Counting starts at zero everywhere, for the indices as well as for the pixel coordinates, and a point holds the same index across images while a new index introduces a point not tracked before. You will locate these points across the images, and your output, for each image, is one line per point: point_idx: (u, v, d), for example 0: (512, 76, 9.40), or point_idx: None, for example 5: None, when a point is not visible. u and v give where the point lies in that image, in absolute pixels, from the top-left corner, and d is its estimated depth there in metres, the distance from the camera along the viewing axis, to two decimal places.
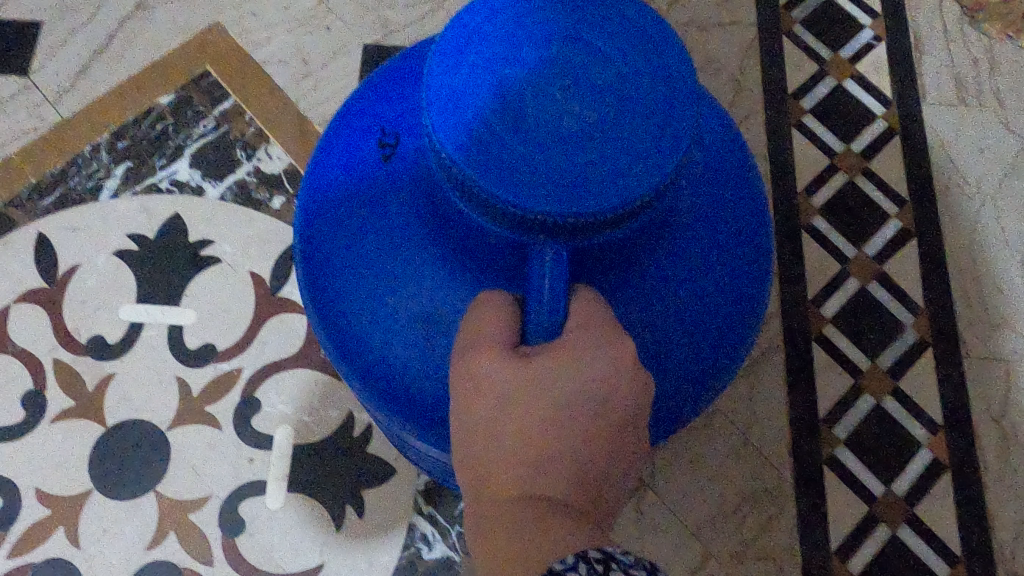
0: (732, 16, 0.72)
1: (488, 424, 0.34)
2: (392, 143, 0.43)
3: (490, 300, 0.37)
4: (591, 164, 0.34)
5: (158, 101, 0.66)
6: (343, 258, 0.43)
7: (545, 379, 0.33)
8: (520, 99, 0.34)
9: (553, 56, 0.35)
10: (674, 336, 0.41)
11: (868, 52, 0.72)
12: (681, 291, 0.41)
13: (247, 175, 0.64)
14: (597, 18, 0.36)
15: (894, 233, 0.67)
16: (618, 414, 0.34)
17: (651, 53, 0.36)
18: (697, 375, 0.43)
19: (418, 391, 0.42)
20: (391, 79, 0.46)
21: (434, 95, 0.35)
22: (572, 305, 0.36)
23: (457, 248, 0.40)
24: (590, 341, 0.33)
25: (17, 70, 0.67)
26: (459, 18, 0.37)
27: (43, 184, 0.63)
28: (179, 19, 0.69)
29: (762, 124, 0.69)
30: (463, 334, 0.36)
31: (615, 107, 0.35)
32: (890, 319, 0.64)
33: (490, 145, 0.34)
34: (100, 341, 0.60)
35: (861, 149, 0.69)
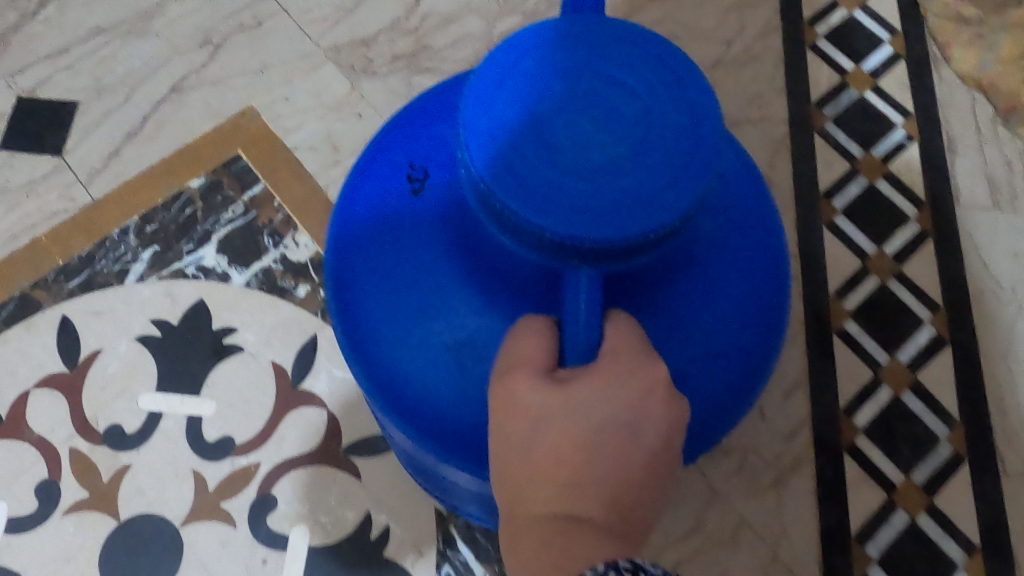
0: (762, 114, 0.72)
1: (522, 446, 0.34)
2: (422, 177, 0.43)
3: (527, 323, 0.37)
4: (626, 192, 0.34)
5: (188, 185, 0.66)
6: (375, 289, 0.42)
7: (581, 402, 0.33)
8: (555, 134, 0.35)
9: (581, 90, 0.35)
10: (697, 365, 0.41)
11: (899, 152, 0.72)
12: (705, 320, 0.41)
13: (273, 262, 0.64)
14: (622, 53, 0.36)
15: (927, 340, 0.65)
16: (651, 439, 0.34)
17: (674, 86, 0.36)
18: (722, 401, 0.43)
19: (448, 418, 0.41)
20: (415, 117, 0.46)
21: (471, 128, 0.35)
22: (606, 330, 0.36)
23: (490, 276, 0.39)
24: (626, 366, 0.34)
25: (51, 149, 0.67)
26: (491, 58, 0.37)
27: (71, 266, 0.63)
28: (214, 103, 0.70)
29: (793, 223, 0.68)
30: (502, 358, 0.37)
31: (644, 137, 0.35)
32: (923, 430, 0.63)
33: (524, 176, 0.34)
34: (117, 431, 0.59)
35: (893, 251, 0.68)
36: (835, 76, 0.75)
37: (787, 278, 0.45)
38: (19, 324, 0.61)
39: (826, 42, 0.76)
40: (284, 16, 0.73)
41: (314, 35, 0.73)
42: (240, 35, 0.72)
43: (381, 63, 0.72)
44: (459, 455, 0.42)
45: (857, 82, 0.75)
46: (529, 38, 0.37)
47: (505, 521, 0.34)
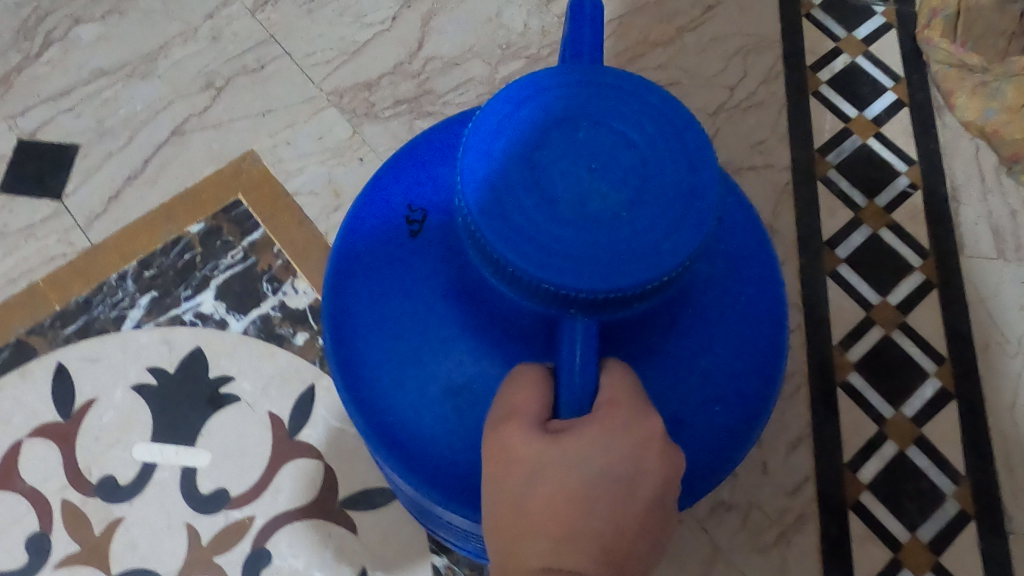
0: (765, 160, 0.72)
1: (514, 499, 0.32)
2: (420, 220, 0.42)
3: (522, 373, 0.37)
4: (622, 243, 0.34)
5: (187, 229, 0.66)
6: (373, 331, 0.42)
7: (574, 454, 0.32)
8: (552, 183, 0.35)
9: (580, 139, 0.35)
10: (693, 410, 0.41)
11: (903, 200, 0.72)
12: (701, 365, 0.41)
13: (271, 309, 0.63)
14: (620, 103, 0.37)
15: (932, 393, 0.64)
16: (647, 495, 0.32)
17: (671, 137, 0.36)
18: (719, 446, 0.42)
19: (444, 462, 0.41)
20: (414, 153, 0.46)
21: (469, 176, 0.35)
22: (602, 380, 0.36)
23: (488, 321, 0.39)
24: (621, 419, 0.33)
25: (51, 192, 0.67)
26: (491, 104, 0.37)
27: (68, 311, 0.63)
28: (216, 146, 0.69)
29: (797, 272, 0.68)
30: (496, 409, 0.36)
31: (642, 187, 0.35)
32: (930, 487, 0.62)
33: (522, 226, 0.34)
34: (110, 482, 0.58)
35: (898, 302, 0.67)
36: (839, 122, 0.75)
37: (784, 324, 0.44)
38: (14, 371, 0.61)
39: (829, 88, 0.76)
40: (288, 59, 0.73)
41: (317, 79, 0.73)
42: (243, 78, 0.72)
43: (383, 107, 0.71)
44: (455, 499, 0.42)
45: (861, 129, 0.75)
46: (529, 86, 0.37)
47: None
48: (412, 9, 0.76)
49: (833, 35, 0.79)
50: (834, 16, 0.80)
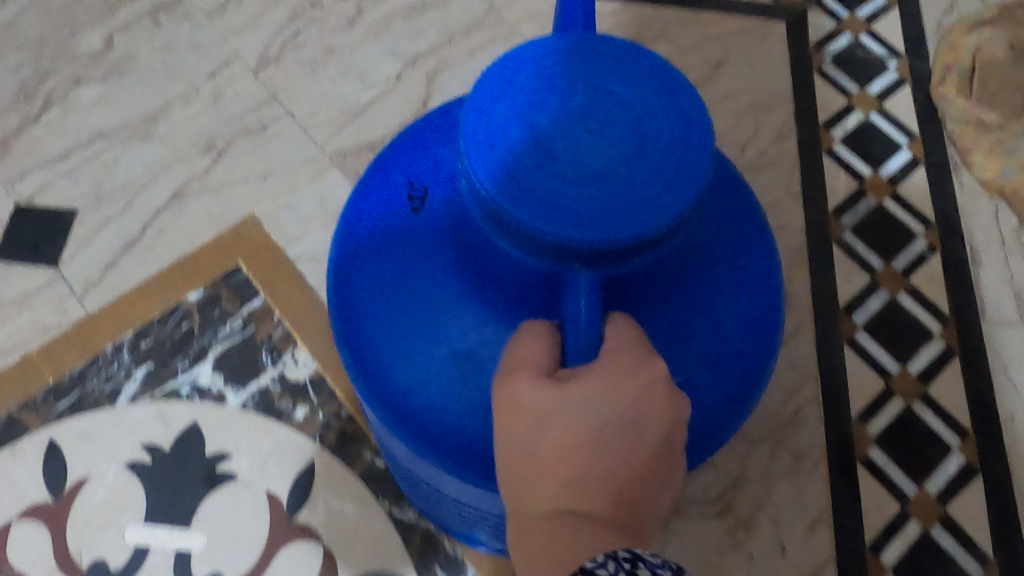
0: (778, 222, 0.70)
1: (525, 447, 0.34)
2: (421, 196, 0.42)
3: (527, 327, 0.37)
4: (624, 196, 0.34)
5: (185, 297, 0.64)
6: (377, 305, 0.42)
7: (582, 400, 0.33)
8: (552, 142, 0.35)
9: (578, 103, 0.36)
10: (698, 372, 0.40)
11: (921, 264, 0.70)
12: (704, 328, 0.41)
13: (270, 381, 0.62)
14: (613, 69, 0.37)
15: (957, 468, 0.62)
16: (652, 436, 0.34)
17: (665, 98, 0.37)
18: (723, 414, 0.41)
19: (448, 432, 0.40)
20: (413, 135, 0.46)
21: (471, 139, 0.36)
22: (606, 331, 0.36)
23: (492, 286, 0.39)
24: (627, 363, 0.34)
25: (46, 260, 0.65)
26: (490, 71, 0.37)
27: (61, 385, 0.61)
28: (215, 210, 0.68)
29: (814, 339, 0.66)
30: (503, 361, 0.36)
31: (639, 144, 0.35)
32: (956, 570, 0.59)
33: (525, 181, 0.34)
34: (101, 566, 0.56)
35: (918, 371, 0.65)
36: (853, 181, 0.73)
37: (779, 283, 0.43)
38: (5, 447, 0.59)
39: (843, 145, 0.75)
40: (289, 119, 0.72)
41: (319, 139, 0.72)
42: (244, 140, 0.71)
43: None
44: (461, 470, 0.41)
45: (876, 189, 0.73)
46: (525, 55, 0.37)
47: (513, 518, 0.35)
48: (417, 68, 0.76)
49: (846, 90, 0.78)
50: (847, 72, 0.79)
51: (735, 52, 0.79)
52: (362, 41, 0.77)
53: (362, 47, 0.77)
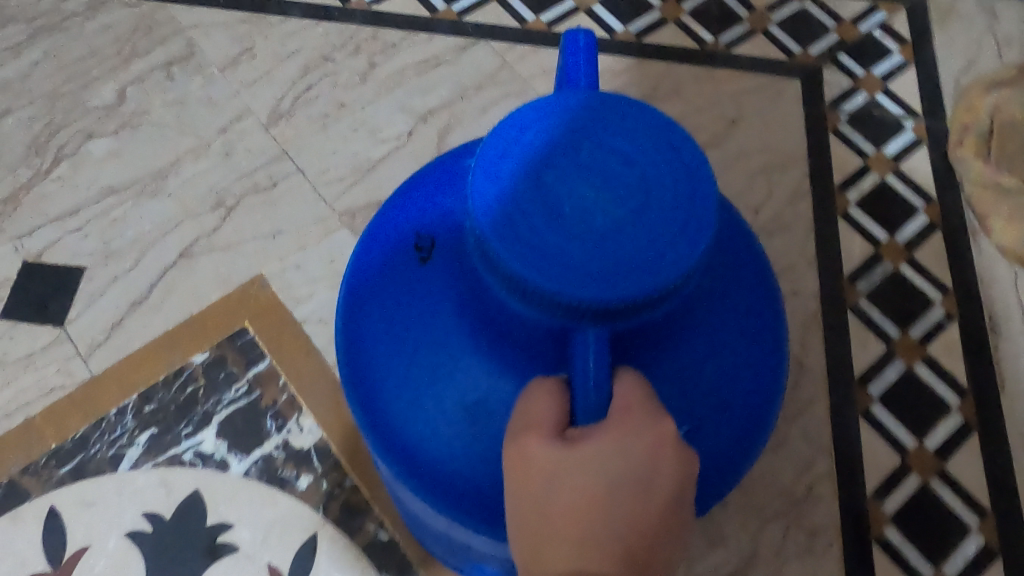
0: (792, 287, 0.69)
1: (539, 505, 0.32)
2: (429, 246, 0.42)
3: (538, 384, 0.37)
4: (630, 254, 0.34)
5: (191, 359, 0.64)
6: (386, 357, 0.42)
7: (594, 456, 0.32)
8: (560, 202, 0.35)
9: (584, 160, 0.35)
10: (707, 419, 0.41)
11: (938, 333, 0.68)
12: (713, 377, 0.41)
13: (274, 448, 0.61)
14: (618, 124, 0.37)
15: (975, 549, 0.61)
16: (664, 493, 0.32)
17: (668, 153, 0.36)
18: (731, 459, 0.42)
19: (461, 482, 0.41)
20: (417, 184, 0.46)
21: (479, 195, 0.36)
22: (616, 389, 0.36)
23: (501, 338, 0.40)
24: (635, 421, 0.33)
25: (52, 319, 0.65)
26: (496, 130, 0.37)
27: (63, 450, 0.60)
28: (223, 269, 0.68)
29: (828, 411, 0.65)
30: (514, 420, 0.36)
31: (644, 203, 0.35)
32: None
33: (533, 242, 0.35)
34: None
35: (935, 447, 0.64)
36: (869, 246, 0.72)
37: (783, 325, 0.44)
38: (5, 514, 0.59)
39: (858, 209, 0.74)
40: (300, 176, 0.72)
41: (328, 197, 0.71)
42: (254, 197, 0.71)
43: None
44: (476, 518, 0.41)
45: (892, 254, 0.72)
46: (528, 114, 0.37)
47: None
48: (429, 124, 0.75)
49: (861, 150, 0.77)
50: (863, 132, 0.78)
51: (749, 110, 0.78)
52: (374, 96, 0.77)
53: (374, 102, 0.76)
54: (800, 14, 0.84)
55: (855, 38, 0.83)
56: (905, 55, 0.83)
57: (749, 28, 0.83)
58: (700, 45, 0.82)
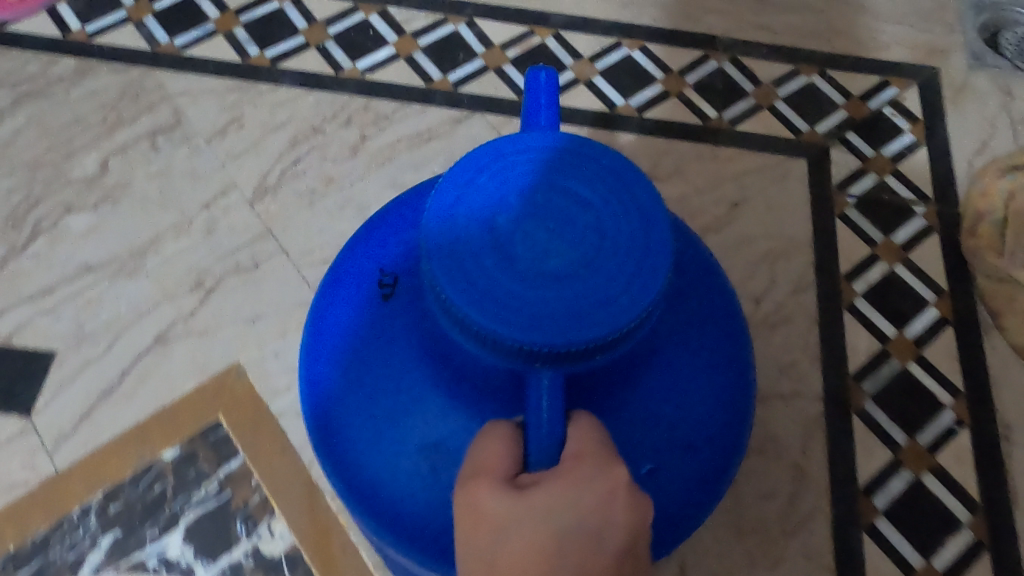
0: (794, 386, 0.66)
1: (487, 553, 0.35)
2: (392, 284, 0.48)
3: (491, 430, 0.41)
4: (583, 296, 0.38)
5: (160, 455, 0.61)
6: (356, 391, 0.48)
7: (542, 505, 0.36)
8: (515, 246, 0.39)
9: (537, 206, 0.40)
10: (667, 458, 0.46)
11: (948, 439, 0.65)
12: (664, 415, 0.46)
13: (242, 555, 0.59)
14: (572, 169, 0.41)
15: None
16: (616, 538, 0.35)
17: (623, 198, 0.41)
18: (691, 489, 0.47)
19: (423, 513, 0.46)
20: (389, 222, 0.52)
21: (435, 240, 0.39)
22: (570, 432, 0.40)
23: (457, 380, 0.45)
24: (585, 471, 0.37)
25: (19, 408, 0.63)
26: (452, 174, 0.41)
27: (21, 552, 0.59)
28: (200, 356, 0.65)
29: (829, 525, 0.62)
30: (467, 464, 0.40)
31: (597, 248, 0.39)
32: None
33: (487, 286, 0.38)
34: None
35: (944, 567, 0.61)
36: (876, 342, 0.69)
37: (741, 359, 0.49)
38: None
39: (865, 301, 0.70)
40: (283, 257, 0.69)
41: (312, 280, 0.69)
42: (234, 278, 0.68)
43: None
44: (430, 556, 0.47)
45: (900, 351, 0.68)
46: (484, 160, 0.41)
47: None
48: None
49: (869, 237, 0.74)
50: (871, 217, 0.75)
51: (753, 192, 0.75)
52: (365, 170, 0.74)
53: (363, 177, 0.74)
54: (806, 89, 0.82)
55: (864, 115, 0.81)
56: (916, 134, 0.80)
57: (755, 103, 0.81)
58: (703, 121, 0.79)
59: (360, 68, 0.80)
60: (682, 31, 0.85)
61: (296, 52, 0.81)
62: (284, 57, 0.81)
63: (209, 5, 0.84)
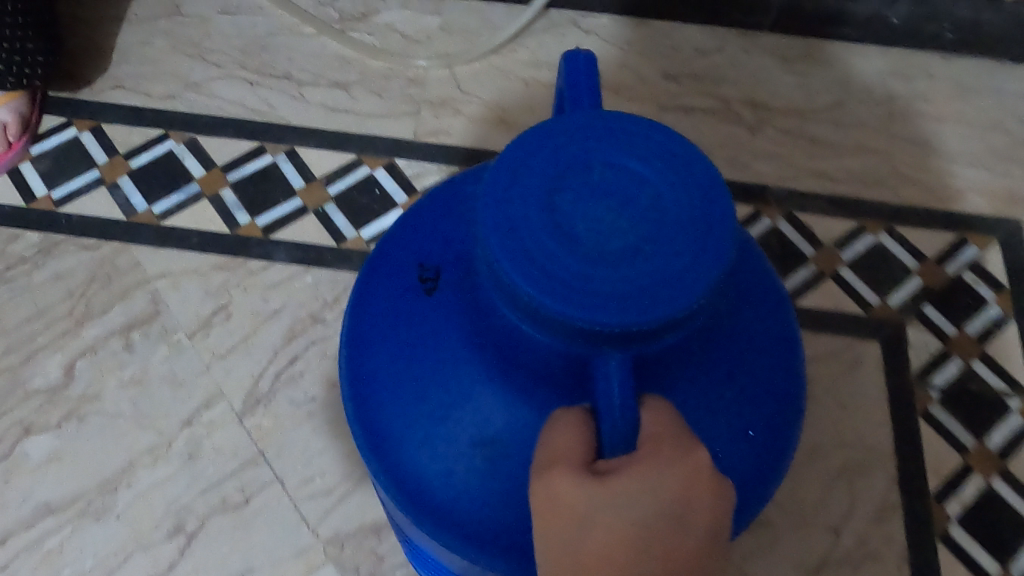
0: None
1: (567, 549, 0.32)
2: (434, 276, 0.43)
3: (563, 416, 0.37)
4: (654, 273, 0.34)
5: None
6: (396, 389, 0.43)
7: (624, 494, 0.32)
8: (575, 224, 0.35)
9: (597, 184, 0.36)
10: (735, 442, 0.41)
11: None
12: (735, 397, 0.41)
13: None
14: (626, 142, 0.37)
15: None
16: (700, 529, 0.32)
17: (684, 170, 0.37)
18: (757, 477, 0.42)
19: (478, 521, 0.41)
20: (424, 211, 0.46)
21: (492, 223, 0.35)
22: (643, 415, 0.35)
23: (513, 370, 0.39)
24: (667, 455, 0.33)
25: None
26: (503, 154, 0.37)
27: None
28: None
29: None
30: (540, 454, 0.36)
31: (660, 224, 0.35)
32: None
33: (552, 267, 0.34)
34: None
35: None
36: None
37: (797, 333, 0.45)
38: None
39: (962, 528, 0.61)
40: (278, 487, 0.60)
41: (314, 516, 0.59)
42: (221, 517, 0.59)
43: (395, 562, 0.58)
44: (491, 555, 0.41)
45: None
46: (536, 139, 0.37)
47: None
48: None
49: (959, 442, 0.64)
50: (960, 416, 0.65)
51: (822, 387, 0.65)
52: None
53: None
54: (875, 250, 0.72)
55: (942, 281, 0.71)
56: (1003, 305, 0.70)
57: (816, 269, 0.71)
58: None
59: (366, 237, 0.70)
60: (729, 181, 0.75)
61: (291, 219, 0.71)
62: (276, 224, 0.71)
63: (193, 159, 0.74)
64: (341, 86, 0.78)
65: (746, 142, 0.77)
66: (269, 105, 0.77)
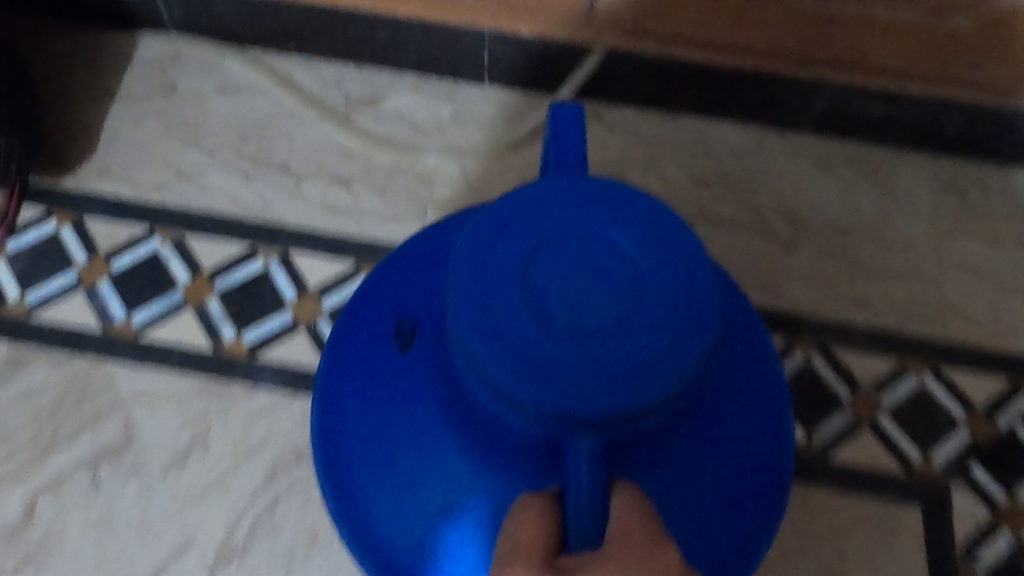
0: None
1: None
2: (410, 332, 0.43)
3: (524, 505, 0.35)
4: (623, 357, 0.34)
5: None
6: (370, 447, 0.43)
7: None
8: (547, 300, 0.35)
9: (573, 262, 0.35)
10: (710, 516, 0.41)
11: None
12: (710, 471, 0.41)
13: None
14: (603, 213, 0.37)
15: None
16: None
17: (664, 246, 0.36)
18: (734, 553, 0.42)
19: None
20: (406, 259, 0.46)
21: (461, 299, 0.35)
22: (611, 505, 0.34)
23: (484, 437, 0.40)
24: (637, 548, 0.29)
25: None
26: (478, 224, 0.37)
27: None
28: None
29: None
30: (503, 542, 0.33)
31: (634, 304, 0.35)
32: None
33: (523, 348, 0.34)
34: None
35: None
36: None
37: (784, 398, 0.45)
38: None
39: None
40: None
41: None
42: None
43: None
44: None
45: None
46: (512, 207, 0.37)
47: None
48: None
49: None
50: None
51: (855, 560, 0.61)
52: None
53: None
54: (920, 395, 0.65)
55: (993, 438, 0.64)
56: None
57: (852, 417, 0.64)
58: None
59: None
60: (761, 308, 0.69)
61: (279, 338, 0.65)
62: (263, 344, 0.65)
63: (179, 262, 0.68)
64: (343, 182, 0.72)
65: (780, 263, 0.70)
66: (263, 202, 0.71)
